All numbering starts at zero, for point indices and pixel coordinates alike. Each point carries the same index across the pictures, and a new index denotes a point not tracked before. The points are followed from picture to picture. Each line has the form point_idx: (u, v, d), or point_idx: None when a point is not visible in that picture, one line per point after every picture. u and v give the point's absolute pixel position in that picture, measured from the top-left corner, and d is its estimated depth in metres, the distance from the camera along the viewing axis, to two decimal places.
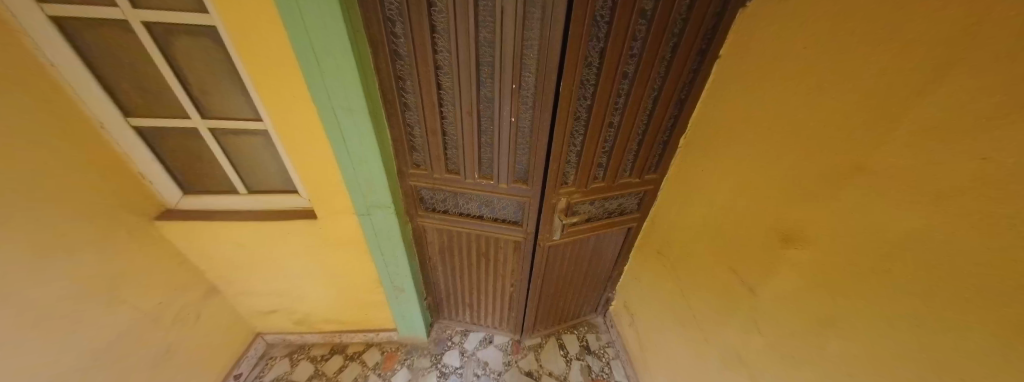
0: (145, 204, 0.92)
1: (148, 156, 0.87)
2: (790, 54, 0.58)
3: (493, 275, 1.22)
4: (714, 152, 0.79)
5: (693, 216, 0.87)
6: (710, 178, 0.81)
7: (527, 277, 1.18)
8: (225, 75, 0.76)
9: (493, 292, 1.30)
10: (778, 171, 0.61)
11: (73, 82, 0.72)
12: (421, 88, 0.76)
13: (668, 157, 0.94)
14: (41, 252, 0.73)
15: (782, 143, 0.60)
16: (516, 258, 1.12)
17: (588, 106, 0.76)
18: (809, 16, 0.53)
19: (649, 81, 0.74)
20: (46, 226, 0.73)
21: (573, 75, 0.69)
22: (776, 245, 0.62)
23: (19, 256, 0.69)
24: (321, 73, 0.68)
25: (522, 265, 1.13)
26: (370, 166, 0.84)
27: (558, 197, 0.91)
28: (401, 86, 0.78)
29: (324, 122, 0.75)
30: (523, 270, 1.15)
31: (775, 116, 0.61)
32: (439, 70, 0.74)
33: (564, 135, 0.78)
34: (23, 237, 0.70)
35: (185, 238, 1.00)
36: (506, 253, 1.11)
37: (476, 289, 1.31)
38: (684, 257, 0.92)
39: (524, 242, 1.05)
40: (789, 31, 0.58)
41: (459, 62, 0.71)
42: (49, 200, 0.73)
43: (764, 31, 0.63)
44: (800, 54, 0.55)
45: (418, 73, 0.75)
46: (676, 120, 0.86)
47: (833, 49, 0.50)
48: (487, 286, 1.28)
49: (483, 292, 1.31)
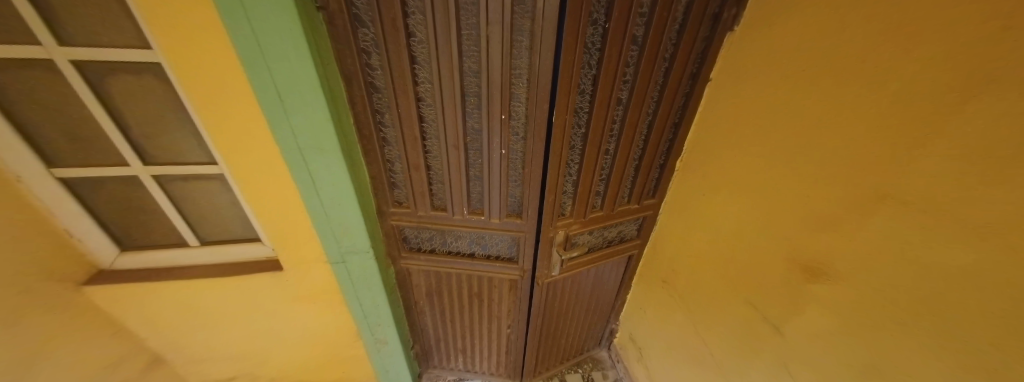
0: (71, 267, 0.77)
1: (77, 210, 0.74)
2: (789, 74, 0.56)
3: (488, 317, 1.11)
4: (716, 174, 0.76)
5: (701, 241, 0.83)
6: (714, 201, 0.77)
7: (525, 318, 1.08)
8: (174, 116, 0.67)
9: (488, 335, 1.18)
10: (791, 194, 0.58)
11: None
12: (401, 122, 0.70)
13: (665, 179, 0.90)
14: None
15: (791, 165, 0.57)
16: (512, 298, 1.02)
17: (583, 134, 0.72)
18: (806, 37, 0.52)
19: (644, 105, 0.71)
20: None
21: (567, 103, 0.64)
22: (799, 277, 0.57)
23: None
24: (285, 110, 0.60)
25: (519, 304, 1.03)
26: (345, 208, 0.75)
27: (556, 230, 0.84)
28: (379, 120, 0.71)
29: (289, 163, 0.66)
30: (521, 310, 1.05)
31: (781, 138, 0.59)
32: (421, 102, 0.68)
33: (559, 165, 0.73)
34: None
35: (121, 303, 0.84)
36: (501, 293, 1.02)
37: (470, 334, 1.19)
38: (694, 286, 0.87)
39: (521, 280, 0.96)
40: (783, 52, 0.57)
41: (442, 93, 0.65)
42: None
43: (756, 53, 0.62)
44: (801, 73, 0.54)
45: (397, 106, 0.68)
46: (671, 143, 0.83)
47: (837, 69, 0.48)
48: (482, 330, 1.17)
49: (477, 336, 1.19)
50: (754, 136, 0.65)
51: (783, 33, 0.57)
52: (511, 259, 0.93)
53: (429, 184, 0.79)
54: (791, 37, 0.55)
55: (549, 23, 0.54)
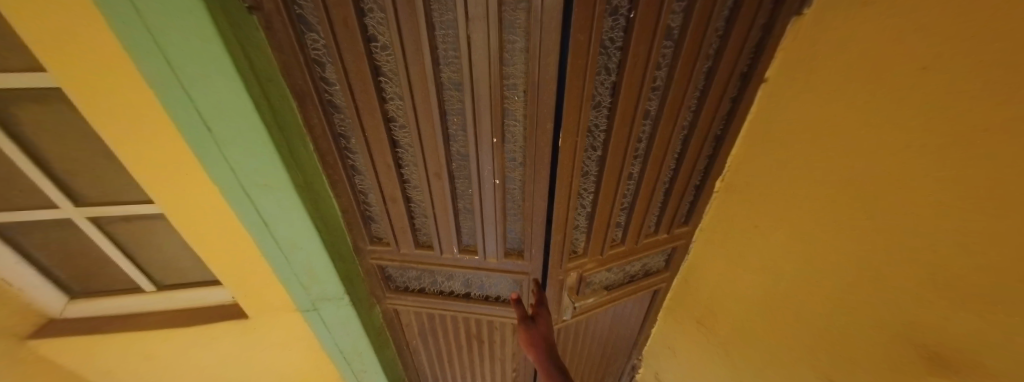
0: (13, 321, 0.68)
1: (12, 259, 0.63)
2: (884, 81, 0.39)
3: (490, 360, 0.98)
4: (767, 204, 0.61)
5: (750, 282, 0.68)
6: (770, 237, 0.61)
7: (531, 361, 0.94)
8: (96, 150, 0.54)
9: (490, 377, 1.05)
10: (893, 248, 0.42)
11: None
12: (370, 150, 0.56)
13: (702, 203, 0.73)
14: None
15: (889, 205, 0.41)
16: (517, 341, 0.89)
17: (600, 158, 0.56)
18: (902, 28, 0.36)
19: (678, 119, 0.55)
20: None
21: (578, 121, 0.49)
22: (905, 358, 0.43)
23: None
24: (217, 144, 0.47)
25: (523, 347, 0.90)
26: (309, 252, 0.63)
27: (567, 273, 0.70)
28: (344, 146, 0.58)
29: (232, 204, 0.54)
30: (529, 353, 0.92)
31: (870, 168, 0.42)
32: (392, 123, 0.55)
33: (569, 198, 0.58)
34: None
35: (73, 356, 0.75)
36: (502, 335, 0.89)
37: (472, 375, 1.06)
38: (746, 334, 0.72)
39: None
40: (867, 49, 0.40)
41: (417, 113, 0.50)
42: None
43: (833, 46, 0.45)
44: (903, 81, 0.37)
45: (363, 130, 0.54)
46: (710, 159, 0.67)
47: (967, 80, 0.31)
48: (484, 372, 1.03)
49: (480, 377, 1.06)
50: (826, 162, 0.48)
51: (867, 24, 0.40)
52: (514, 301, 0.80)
53: (411, 218, 0.66)
54: (881, 29, 0.39)
55: (552, 16, 0.37)
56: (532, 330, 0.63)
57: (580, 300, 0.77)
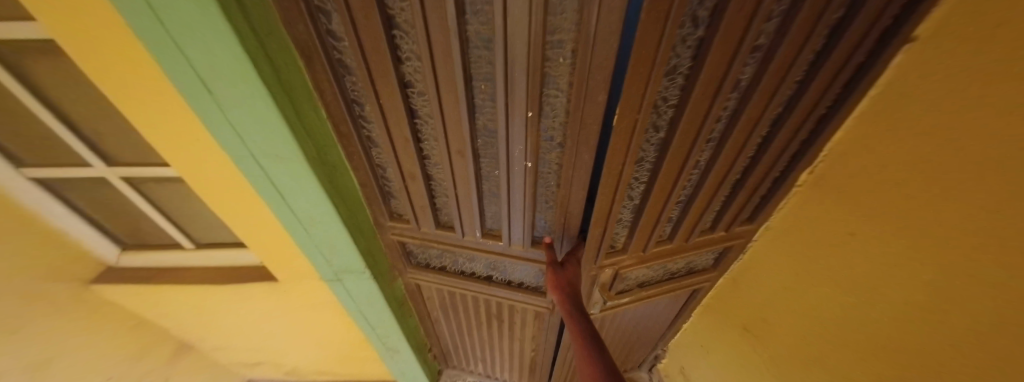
0: (72, 267, 0.74)
1: (62, 211, 0.68)
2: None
3: (509, 339, 0.97)
4: (851, 218, 0.49)
5: (815, 302, 0.57)
6: (846, 258, 0.51)
7: (551, 344, 0.92)
8: (108, 111, 0.52)
9: (508, 353, 1.05)
10: (1006, 302, 0.32)
11: None
12: (385, 120, 0.49)
13: (778, 199, 0.60)
14: None
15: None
16: (538, 326, 0.87)
17: (662, 141, 0.43)
18: None
19: (780, 97, 0.40)
20: None
21: (641, 97, 0.34)
22: None
23: None
24: (222, 111, 0.43)
25: (544, 331, 0.87)
26: (327, 226, 0.61)
27: (600, 270, 0.63)
28: (359, 115, 0.51)
29: (246, 173, 0.51)
30: (549, 337, 0.90)
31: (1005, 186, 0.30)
32: (409, 89, 0.46)
33: (614, 189, 0.48)
34: None
35: (130, 300, 0.82)
36: (523, 318, 0.86)
37: (490, 349, 1.07)
38: (794, 355, 0.63)
39: (551, 314, 0.81)
40: None
41: (437, 79, 0.41)
42: None
43: (981, 27, 0.31)
44: None
45: (376, 98, 0.46)
46: (804, 144, 0.50)
47: None
48: (504, 348, 1.04)
49: (497, 351, 1.07)
50: (941, 179, 0.37)
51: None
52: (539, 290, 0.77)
53: (431, 196, 0.62)
54: None
55: None
56: (561, 274, 0.58)
57: (611, 297, 0.72)
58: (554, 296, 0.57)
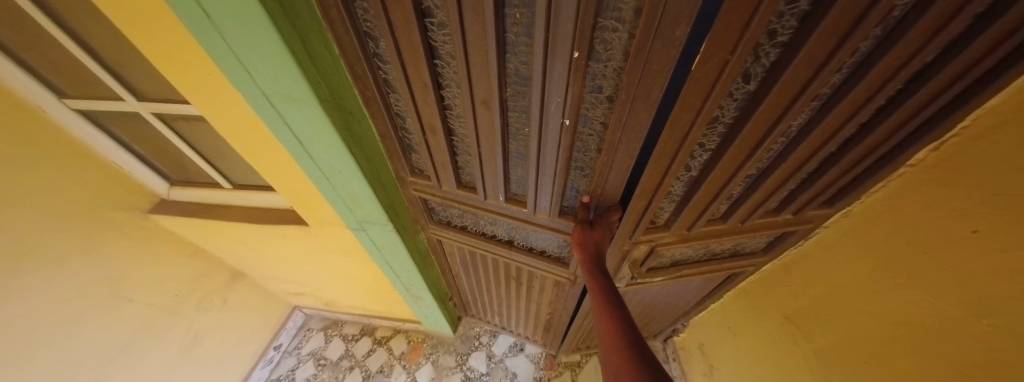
0: (131, 193, 0.83)
1: (109, 144, 0.73)
2: None
3: (525, 299, 0.97)
4: (991, 217, 0.38)
5: (899, 307, 0.48)
6: (970, 264, 0.40)
7: (568, 310, 0.92)
8: (126, 46, 0.50)
9: (525, 311, 1.07)
10: None
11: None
12: (407, 61, 0.43)
13: (874, 182, 0.48)
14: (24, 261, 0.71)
15: None
16: (557, 292, 0.85)
17: (749, 96, 0.34)
18: None
19: (942, 40, 0.28)
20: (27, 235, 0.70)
21: (742, 31, 0.25)
22: None
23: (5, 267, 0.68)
24: (228, 42, 0.39)
25: (562, 297, 0.87)
26: (348, 177, 0.58)
27: (635, 245, 0.57)
28: (379, 55, 0.45)
29: (262, 116, 0.48)
30: (568, 304, 0.89)
31: None
32: (429, 20, 0.38)
33: (672, 156, 0.40)
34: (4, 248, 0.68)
35: (183, 230, 0.90)
36: (542, 283, 0.85)
37: (507, 305, 1.09)
38: (848, 356, 0.57)
39: (571, 284, 0.79)
40: None
41: (460, 4, 0.32)
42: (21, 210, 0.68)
43: None
44: None
45: (392, 31, 0.39)
46: (938, 114, 0.38)
47: None
48: (521, 306, 1.06)
49: (515, 309, 1.09)
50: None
51: None
52: (561, 260, 0.74)
53: (455, 152, 0.58)
54: None
55: None
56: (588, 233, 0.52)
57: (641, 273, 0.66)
58: (575, 253, 0.53)
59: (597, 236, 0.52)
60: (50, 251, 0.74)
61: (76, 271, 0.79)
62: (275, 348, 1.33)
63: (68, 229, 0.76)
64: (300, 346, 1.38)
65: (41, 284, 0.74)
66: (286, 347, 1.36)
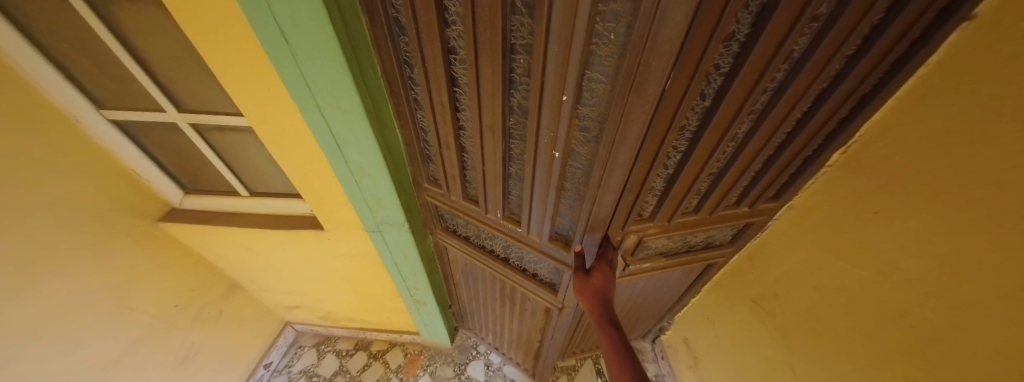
0: (145, 203, 0.85)
1: (136, 153, 0.77)
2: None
3: (518, 320, 1.04)
4: (887, 198, 0.52)
5: (836, 277, 0.61)
6: (877, 236, 0.53)
7: (555, 340, 0.99)
8: (188, 66, 0.57)
9: (516, 334, 1.13)
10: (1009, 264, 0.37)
11: (44, 83, 0.62)
12: (434, 90, 0.52)
13: (806, 178, 0.62)
14: (41, 268, 0.72)
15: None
16: (546, 318, 0.93)
17: (706, 109, 0.46)
18: None
19: (827, 72, 0.41)
20: (46, 243, 0.72)
21: (698, 63, 0.37)
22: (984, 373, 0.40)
23: (26, 273, 0.70)
24: (297, 63, 0.47)
25: (551, 327, 0.94)
26: (376, 180, 0.66)
27: (627, 236, 0.67)
28: (410, 82, 0.55)
29: (309, 123, 0.56)
30: (555, 333, 0.96)
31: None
32: (451, 58, 0.48)
33: (653, 157, 0.51)
34: (27, 254, 0.69)
35: (190, 239, 0.92)
36: (534, 307, 0.92)
37: (500, 325, 1.16)
38: (803, 324, 0.69)
39: (559, 313, 0.86)
40: None
41: (479, 49, 0.43)
42: (46, 218, 0.71)
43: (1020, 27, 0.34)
44: None
45: (424, 63, 0.49)
46: (841, 124, 0.52)
47: None
48: (513, 328, 1.11)
49: (506, 329, 1.15)
50: (992, 162, 0.38)
51: None
52: (550, 284, 0.83)
53: (464, 168, 0.67)
54: None
55: None
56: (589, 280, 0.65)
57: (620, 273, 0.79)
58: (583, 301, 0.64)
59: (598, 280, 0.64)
60: (67, 258, 0.76)
61: (86, 280, 0.80)
62: (265, 367, 1.31)
63: (83, 238, 0.77)
64: (290, 364, 1.35)
65: (54, 292, 0.75)
66: (275, 366, 1.34)
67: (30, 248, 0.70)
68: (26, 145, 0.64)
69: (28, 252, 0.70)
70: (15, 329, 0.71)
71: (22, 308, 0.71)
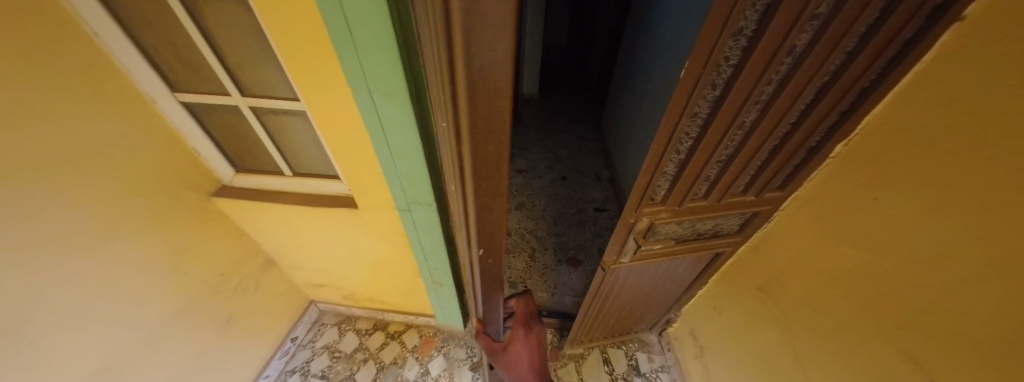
0: (202, 179, 0.95)
1: (198, 132, 0.88)
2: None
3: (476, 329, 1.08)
4: (884, 185, 0.56)
5: (837, 261, 0.65)
6: (874, 221, 0.58)
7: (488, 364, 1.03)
8: (257, 55, 0.66)
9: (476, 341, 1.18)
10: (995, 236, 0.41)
11: (130, 67, 0.73)
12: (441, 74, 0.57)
13: (811, 169, 0.66)
14: (124, 232, 0.81)
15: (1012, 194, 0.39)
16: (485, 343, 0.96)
17: (717, 98, 0.51)
18: None
19: (825, 66, 0.46)
20: (128, 209, 0.81)
21: (709, 52, 0.44)
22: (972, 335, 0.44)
23: (114, 234, 0.79)
24: (357, 51, 0.54)
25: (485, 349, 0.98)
26: (411, 161, 0.73)
27: (639, 217, 0.73)
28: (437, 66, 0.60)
29: (360, 106, 0.63)
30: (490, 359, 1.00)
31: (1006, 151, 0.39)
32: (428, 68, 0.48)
33: (666, 138, 0.57)
34: (115, 218, 0.79)
35: (237, 213, 1.02)
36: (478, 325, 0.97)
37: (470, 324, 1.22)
38: (804, 308, 0.73)
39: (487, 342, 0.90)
40: None
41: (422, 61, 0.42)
42: (126, 187, 0.80)
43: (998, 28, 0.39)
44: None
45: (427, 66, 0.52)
46: (843, 117, 0.56)
47: None
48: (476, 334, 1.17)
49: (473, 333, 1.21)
50: (980, 148, 0.42)
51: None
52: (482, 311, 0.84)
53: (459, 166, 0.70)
54: None
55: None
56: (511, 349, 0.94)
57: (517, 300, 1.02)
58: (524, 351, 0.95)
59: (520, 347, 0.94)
60: (142, 225, 0.85)
61: (154, 246, 0.88)
62: (292, 341, 1.41)
63: (155, 207, 0.87)
64: (314, 339, 1.46)
65: (132, 254, 0.84)
66: (301, 340, 1.44)
67: (117, 213, 0.79)
68: (113, 119, 0.74)
69: (116, 216, 0.79)
70: (103, 285, 0.80)
71: (105, 267, 0.80)
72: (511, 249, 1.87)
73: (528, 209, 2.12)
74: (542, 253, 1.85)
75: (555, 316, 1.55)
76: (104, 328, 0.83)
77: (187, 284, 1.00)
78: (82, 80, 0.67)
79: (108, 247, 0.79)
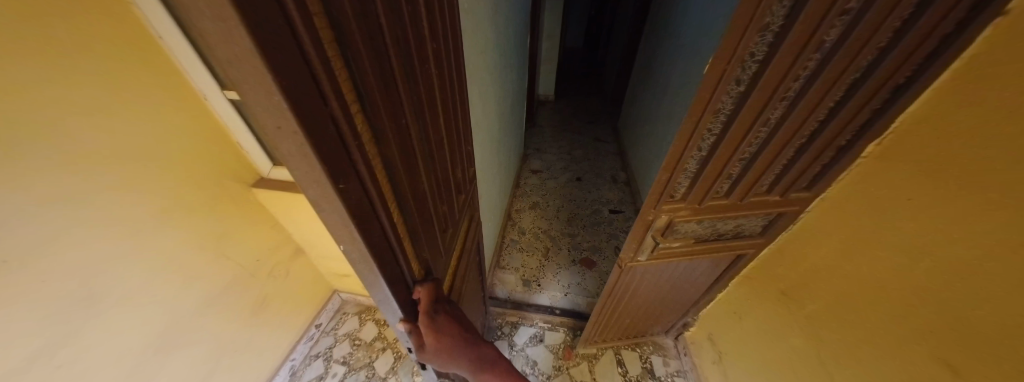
0: (244, 170, 1.04)
1: (243, 127, 0.95)
2: None
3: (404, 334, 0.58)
4: (916, 186, 0.54)
5: (865, 264, 0.63)
6: (904, 222, 0.56)
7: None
8: None
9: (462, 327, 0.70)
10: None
11: (190, 68, 0.79)
12: (415, 86, 0.42)
13: (840, 170, 0.65)
14: (178, 216, 0.90)
15: None
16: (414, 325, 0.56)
17: (741, 95, 0.52)
18: None
19: (858, 60, 0.45)
20: (182, 195, 0.90)
21: (735, 48, 0.45)
22: (1003, 338, 0.43)
23: (169, 217, 0.88)
24: None
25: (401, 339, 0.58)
26: None
27: (659, 214, 0.73)
28: (426, 67, 0.45)
29: None
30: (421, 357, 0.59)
31: None
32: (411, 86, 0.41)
33: (689, 134, 0.57)
34: (171, 202, 0.88)
35: (272, 203, 1.10)
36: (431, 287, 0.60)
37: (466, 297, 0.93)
38: (830, 314, 0.72)
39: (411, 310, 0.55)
40: None
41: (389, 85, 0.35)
42: (183, 175, 0.89)
43: None
44: None
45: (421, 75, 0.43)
46: (874, 116, 0.55)
47: None
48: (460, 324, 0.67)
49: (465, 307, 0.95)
50: (1015, 148, 0.41)
51: None
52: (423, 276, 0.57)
53: (437, 194, 0.57)
54: None
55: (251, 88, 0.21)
56: (428, 351, 0.59)
57: (423, 293, 0.55)
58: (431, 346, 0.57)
59: (447, 344, 0.59)
60: (194, 209, 0.94)
61: (203, 230, 0.97)
62: (316, 327, 1.49)
63: (205, 195, 0.96)
64: (336, 327, 1.52)
65: (185, 237, 0.93)
66: (324, 327, 1.51)
67: (172, 198, 0.88)
68: (169, 112, 0.83)
69: (171, 201, 0.88)
70: (161, 264, 0.89)
71: (164, 246, 0.88)
72: (526, 247, 1.88)
73: (543, 208, 2.13)
74: (556, 253, 1.86)
75: (569, 316, 1.54)
76: (158, 304, 0.91)
77: (228, 268, 1.07)
78: (145, 76, 0.76)
79: (165, 229, 0.88)
